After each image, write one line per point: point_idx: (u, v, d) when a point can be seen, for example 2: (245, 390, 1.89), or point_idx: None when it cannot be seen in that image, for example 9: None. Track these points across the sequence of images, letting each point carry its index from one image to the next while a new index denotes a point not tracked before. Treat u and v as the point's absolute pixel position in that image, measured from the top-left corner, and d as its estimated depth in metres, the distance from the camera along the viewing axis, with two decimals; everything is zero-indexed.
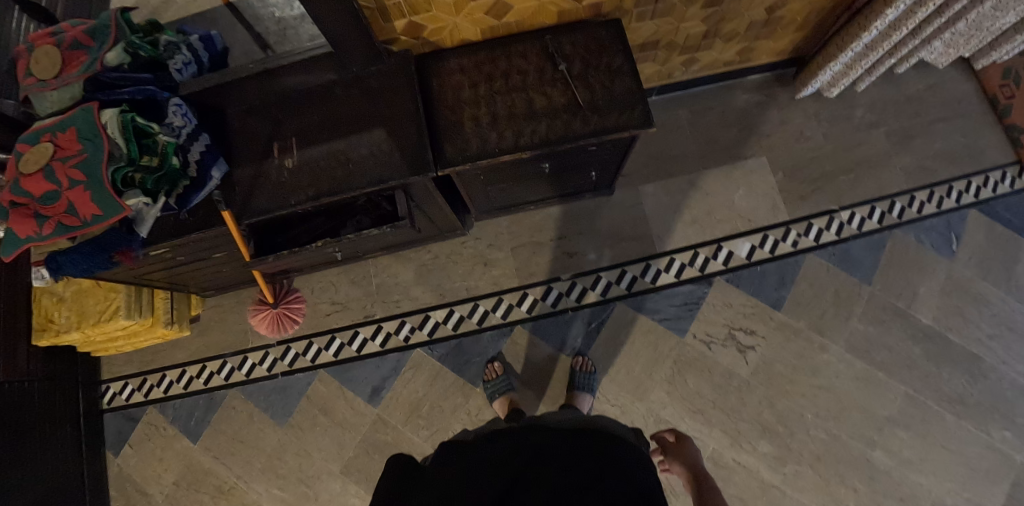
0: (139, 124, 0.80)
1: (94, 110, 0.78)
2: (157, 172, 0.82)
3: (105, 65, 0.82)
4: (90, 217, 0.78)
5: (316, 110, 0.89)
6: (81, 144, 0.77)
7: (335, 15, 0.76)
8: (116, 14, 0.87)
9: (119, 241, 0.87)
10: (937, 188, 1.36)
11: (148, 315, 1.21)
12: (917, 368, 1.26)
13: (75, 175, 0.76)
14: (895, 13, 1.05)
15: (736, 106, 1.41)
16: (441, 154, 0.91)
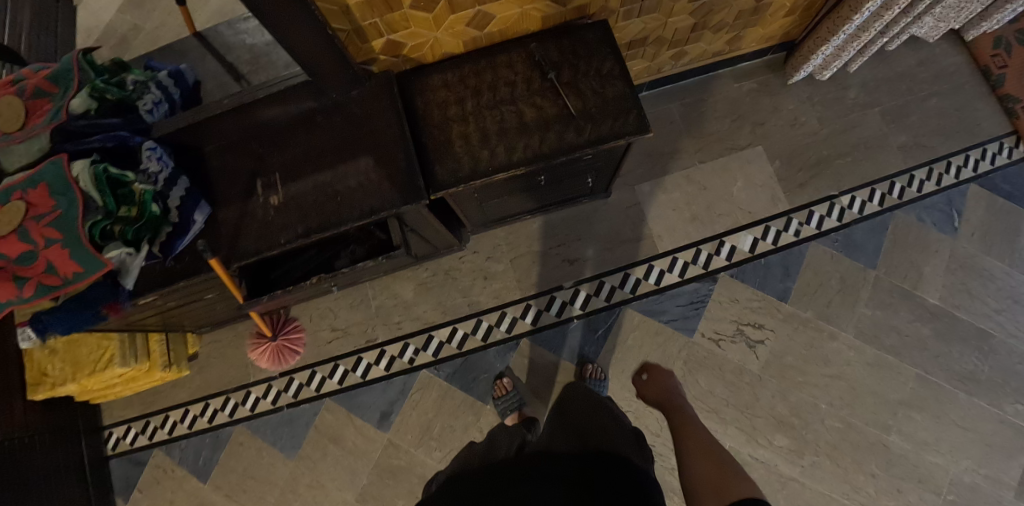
0: (114, 174, 0.76)
1: (63, 163, 0.73)
2: (136, 222, 0.78)
3: (71, 113, 0.77)
4: (72, 275, 0.74)
5: (299, 142, 0.85)
6: (55, 200, 0.73)
7: (310, 41, 0.72)
8: (79, 55, 0.83)
9: (105, 294, 0.83)
10: (935, 165, 1.35)
11: (145, 360, 1.18)
12: (926, 348, 1.26)
13: (51, 233, 0.72)
14: None
15: (728, 95, 1.38)
16: (432, 178, 0.88)
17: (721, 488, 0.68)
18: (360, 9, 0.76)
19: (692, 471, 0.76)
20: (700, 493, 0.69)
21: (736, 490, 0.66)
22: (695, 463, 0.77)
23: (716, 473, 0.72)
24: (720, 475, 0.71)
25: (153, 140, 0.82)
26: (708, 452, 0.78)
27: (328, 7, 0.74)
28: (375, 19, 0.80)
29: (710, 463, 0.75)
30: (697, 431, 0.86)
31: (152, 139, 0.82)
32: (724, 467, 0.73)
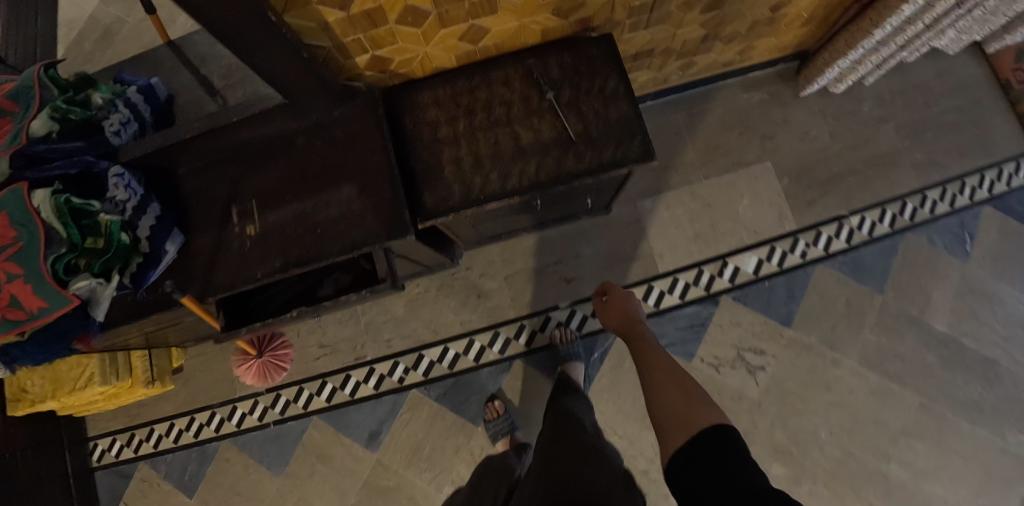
0: (76, 204, 0.71)
1: (23, 193, 0.69)
2: (105, 254, 0.74)
3: (31, 136, 0.73)
4: (37, 309, 0.71)
5: (276, 167, 0.79)
6: (16, 231, 0.69)
7: (285, 66, 0.65)
8: (42, 70, 0.79)
9: (76, 327, 0.79)
10: (949, 185, 1.30)
11: (127, 376, 1.14)
12: (931, 376, 1.22)
13: (12, 267, 0.70)
14: (912, 9, 0.97)
15: (736, 106, 1.32)
16: (420, 206, 0.83)
17: (684, 421, 0.57)
18: (340, 26, 0.68)
19: (658, 405, 0.64)
20: (667, 433, 0.58)
21: (701, 419, 0.56)
22: (660, 397, 0.65)
23: (679, 406, 0.61)
24: (685, 407, 0.60)
25: (120, 164, 0.76)
26: (672, 381, 0.66)
27: (305, 25, 0.65)
28: (358, 35, 0.71)
29: (673, 393, 0.64)
30: (660, 356, 0.74)
31: (119, 163, 0.76)
32: (691, 397, 0.61)
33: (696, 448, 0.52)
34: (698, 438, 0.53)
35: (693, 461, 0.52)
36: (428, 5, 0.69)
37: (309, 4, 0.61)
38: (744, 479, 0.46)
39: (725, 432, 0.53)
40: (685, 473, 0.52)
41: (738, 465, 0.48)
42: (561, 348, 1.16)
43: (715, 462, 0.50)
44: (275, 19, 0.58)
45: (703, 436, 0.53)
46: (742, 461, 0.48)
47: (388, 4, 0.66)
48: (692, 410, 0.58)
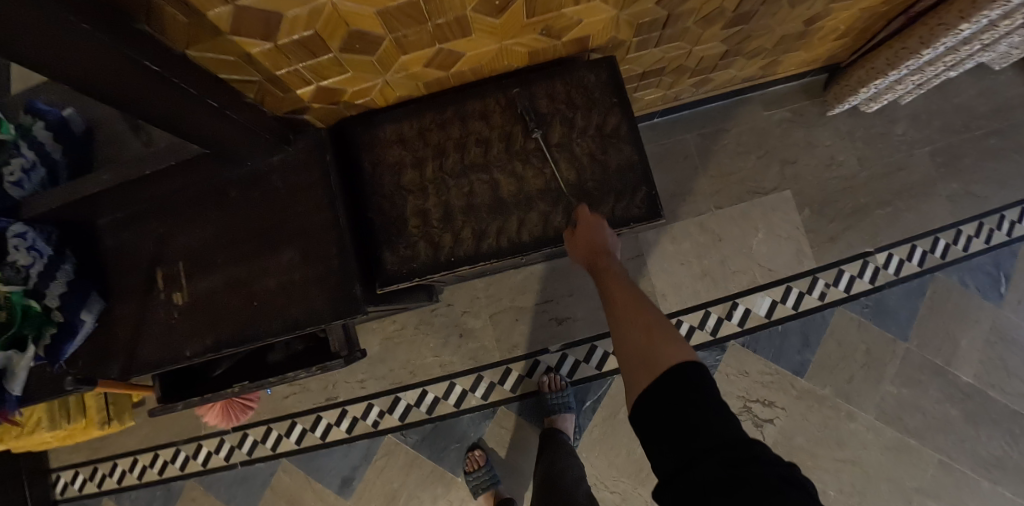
0: None
1: None
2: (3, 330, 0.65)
3: None
4: None
5: (208, 223, 0.66)
6: None
7: (194, 119, 0.51)
8: None
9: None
10: (986, 219, 1.16)
11: (79, 417, 1.03)
12: (953, 432, 1.10)
13: None
14: (971, 29, 0.82)
15: (753, 126, 1.19)
16: (381, 269, 0.71)
17: (648, 359, 0.54)
18: (269, 57, 0.54)
19: (622, 334, 0.60)
20: (630, 369, 0.56)
21: (665, 356, 0.53)
22: (623, 327, 0.60)
23: (644, 342, 0.56)
24: (649, 343, 0.56)
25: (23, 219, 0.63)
26: (636, 310, 0.61)
27: (218, 58, 0.52)
28: (296, 66, 0.58)
29: (637, 325, 0.59)
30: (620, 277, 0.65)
31: (23, 219, 0.63)
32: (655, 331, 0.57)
33: (662, 389, 0.50)
34: (661, 379, 0.51)
35: (658, 403, 0.50)
36: (377, 30, 0.55)
37: (219, 33, 0.48)
38: (715, 431, 0.46)
39: (691, 370, 0.50)
40: (654, 420, 0.49)
41: (709, 413, 0.47)
42: (549, 396, 1.06)
43: (684, 406, 0.48)
44: (160, 69, 0.44)
45: (669, 378, 0.50)
46: (710, 403, 0.47)
47: (325, 31, 0.52)
48: (658, 346, 0.55)
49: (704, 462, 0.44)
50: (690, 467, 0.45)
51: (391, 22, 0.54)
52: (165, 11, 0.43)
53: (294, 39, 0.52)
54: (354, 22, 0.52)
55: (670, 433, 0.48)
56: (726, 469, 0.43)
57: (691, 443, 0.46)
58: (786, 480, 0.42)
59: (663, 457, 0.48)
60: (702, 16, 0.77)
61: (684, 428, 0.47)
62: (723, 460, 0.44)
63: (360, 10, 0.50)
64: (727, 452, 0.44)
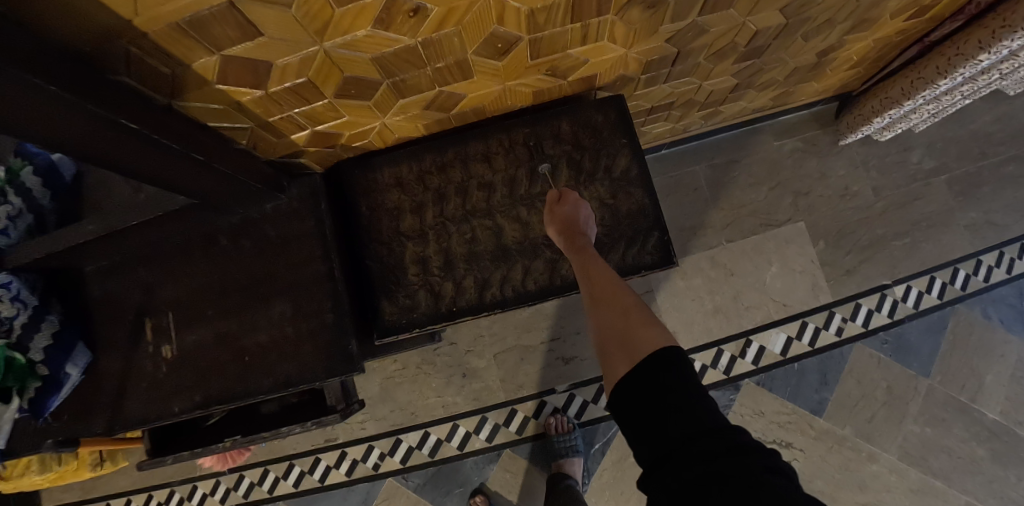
0: None
1: None
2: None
3: None
4: None
5: (198, 273, 0.62)
6: None
7: (177, 172, 0.48)
8: None
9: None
10: (1007, 248, 1.12)
11: (71, 459, 0.99)
12: (981, 473, 1.04)
13: None
14: (989, 61, 0.80)
15: (764, 156, 1.16)
16: (379, 319, 0.67)
17: (625, 342, 0.47)
18: (260, 104, 0.52)
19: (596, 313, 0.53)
20: (606, 355, 0.49)
21: (643, 340, 0.46)
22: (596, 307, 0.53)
23: (621, 322, 0.49)
24: (626, 324, 0.49)
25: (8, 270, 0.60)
26: (609, 288, 0.53)
27: (208, 108, 0.49)
28: (288, 112, 0.55)
29: (610, 304, 0.52)
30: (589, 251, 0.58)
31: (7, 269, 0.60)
32: (633, 312, 0.50)
33: (635, 378, 0.44)
34: (637, 368, 0.44)
35: (629, 393, 0.44)
36: (374, 74, 0.53)
37: (206, 83, 0.45)
38: (688, 422, 0.40)
39: (669, 356, 0.44)
40: (629, 412, 0.44)
41: (685, 402, 0.41)
42: (556, 439, 1.03)
43: (656, 395, 0.42)
44: (138, 126, 0.41)
45: (645, 366, 0.44)
46: (683, 390, 0.42)
47: (318, 77, 0.50)
48: (634, 328, 0.48)
49: (680, 457, 0.39)
50: (668, 466, 0.40)
51: (388, 67, 0.52)
52: (150, 66, 0.41)
53: (285, 86, 0.50)
54: (349, 68, 0.50)
55: (644, 427, 0.42)
56: (703, 464, 0.37)
57: (664, 434, 0.40)
58: (775, 471, 0.36)
59: (640, 449, 0.42)
60: (714, 51, 0.74)
61: (658, 419, 0.41)
62: (699, 454, 0.38)
63: (353, 56, 0.48)
64: (705, 444, 0.39)
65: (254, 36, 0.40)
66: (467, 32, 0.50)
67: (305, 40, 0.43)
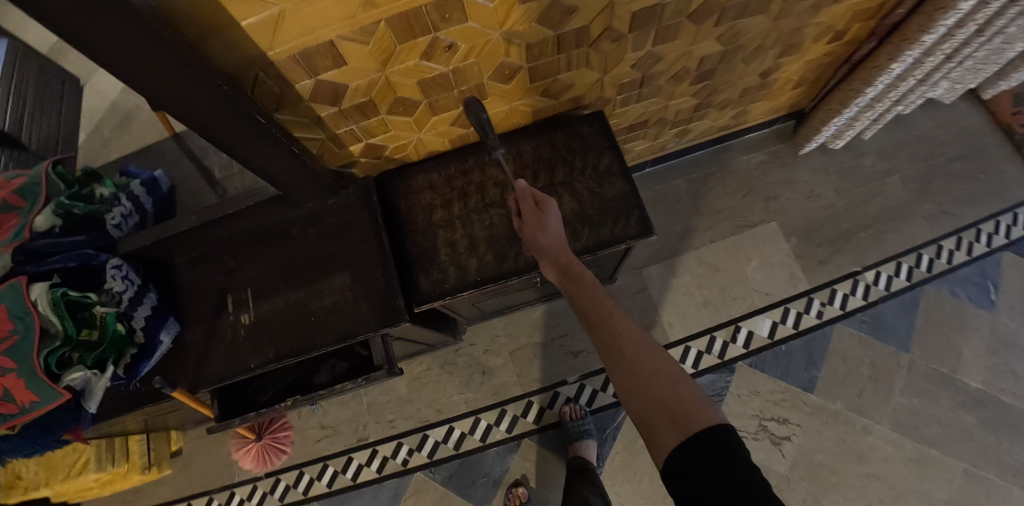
0: (74, 297, 0.68)
1: (22, 287, 0.66)
2: (99, 347, 0.70)
3: (32, 231, 0.71)
4: (28, 402, 0.68)
5: (273, 255, 0.77)
6: (13, 324, 0.66)
7: (276, 158, 0.66)
8: (48, 167, 0.76)
9: (66, 421, 0.74)
10: (964, 233, 1.26)
11: (123, 462, 1.07)
12: (973, 440, 1.11)
13: (3, 361, 0.66)
14: (901, 67, 0.99)
15: (736, 169, 1.34)
16: (416, 291, 0.82)
17: (678, 415, 0.52)
18: (333, 119, 0.72)
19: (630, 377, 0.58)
20: (654, 427, 0.53)
21: (694, 414, 0.51)
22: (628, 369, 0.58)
23: (669, 396, 0.54)
24: (676, 399, 0.54)
25: (120, 256, 0.74)
26: (644, 358, 0.58)
27: (299, 120, 0.69)
28: (351, 126, 0.75)
29: (650, 376, 0.57)
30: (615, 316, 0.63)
31: (119, 255, 0.73)
32: (677, 385, 0.55)
33: (691, 449, 0.49)
34: (694, 442, 0.49)
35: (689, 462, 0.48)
36: (416, 95, 0.73)
37: (301, 100, 0.65)
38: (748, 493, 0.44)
39: (725, 434, 0.49)
40: (689, 479, 0.48)
41: (745, 477, 0.45)
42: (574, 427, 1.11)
43: (714, 464, 0.47)
44: (265, 120, 0.59)
45: (700, 441, 0.49)
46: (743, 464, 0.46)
47: (377, 98, 0.71)
48: (683, 402, 0.53)
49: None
50: None
51: (426, 88, 0.72)
52: (268, 88, 0.61)
53: (354, 104, 0.70)
54: (398, 90, 0.71)
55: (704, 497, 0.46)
56: None
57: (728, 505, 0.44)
58: None
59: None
60: (673, 74, 0.94)
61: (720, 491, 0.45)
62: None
63: (403, 80, 0.68)
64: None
65: (340, 65, 0.61)
66: (484, 61, 0.71)
67: (373, 68, 0.64)
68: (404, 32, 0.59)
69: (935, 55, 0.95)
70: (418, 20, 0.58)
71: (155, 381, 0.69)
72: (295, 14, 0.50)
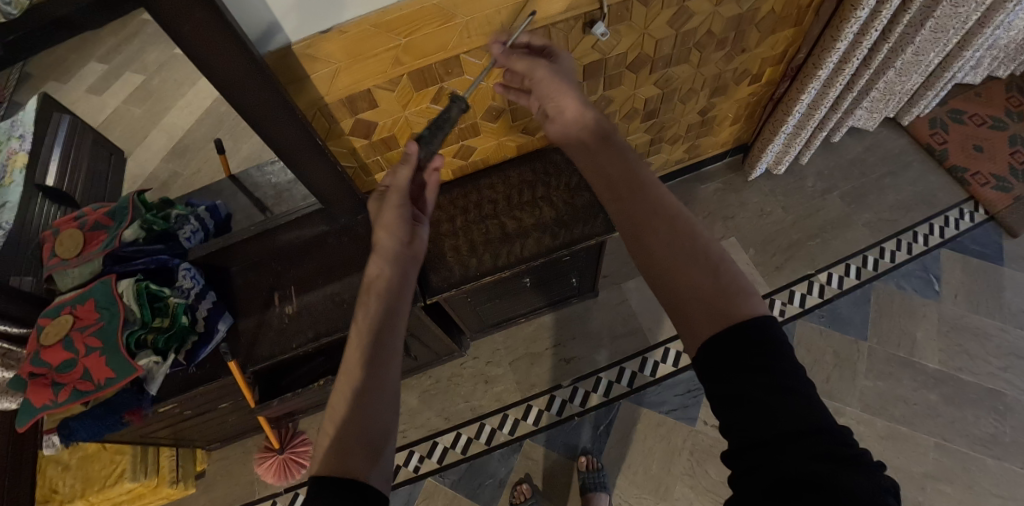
0: (153, 289, 0.85)
1: (112, 282, 0.83)
2: (168, 330, 0.86)
3: (122, 241, 0.89)
4: (104, 380, 0.80)
5: (311, 261, 0.99)
6: (99, 313, 0.81)
7: (322, 176, 0.89)
8: (134, 195, 0.95)
9: (129, 400, 0.88)
10: (902, 236, 1.44)
11: (154, 475, 1.16)
12: (940, 416, 1.20)
13: (92, 342, 0.80)
14: (810, 96, 1.23)
15: (697, 196, 1.56)
16: (428, 284, 0.99)
17: (720, 305, 0.46)
18: (365, 150, 0.97)
19: (656, 252, 0.52)
20: (685, 311, 0.48)
21: (738, 309, 0.46)
22: (655, 241, 0.52)
23: (711, 283, 0.48)
24: (717, 288, 0.47)
25: (189, 262, 0.92)
26: (676, 233, 0.52)
27: (340, 150, 0.93)
28: (378, 157, 1.00)
29: (688, 255, 0.50)
30: (646, 180, 0.57)
31: (188, 261, 0.92)
32: (720, 270, 0.49)
33: (733, 348, 0.44)
34: (738, 341, 0.44)
35: (727, 366, 0.44)
36: (427, 130, 0.98)
37: (344, 134, 0.90)
38: (797, 415, 0.40)
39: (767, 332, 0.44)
40: (721, 382, 0.44)
41: (793, 390, 0.42)
42: (586, 475, 1.16)
43: (754, 369, 0.43)
44: (321, 144, 0.83)
45: (751, 351, 0.44)
46: (792, 380, 0.42)
47: (398, 133, 0.96)
48: (728, 293, 0.47)
49: (780, 451, 0.39)
50: (772, 451, 0.40)
51: None
52: (322, 125, 0.85)
53: (381, 138, 0.95)
54: (414, 127, 0.96)
55: (739, 406, 0.42)
56: (818, 461, 0.38)
57: (766, 426, 0.41)
58: (881, 488, 0.37)
59: (732, 428, 0.43)
60: (625, 113, 1.19)
61: (761, 402, 0.41)
62: (805, 453, 0.38)
63: (419, 119, 0.94)
64: (811, 444, 0.39)
65: (374, 107, 0.86)
66: (476, 105, 0.96)
67: (398, 109, 0.89)
68: (421, 82, 0.85)
69: (834, 86, 1.19)
70: (431, 74, 0.84)
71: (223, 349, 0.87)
72: (345, 70, 0.76)
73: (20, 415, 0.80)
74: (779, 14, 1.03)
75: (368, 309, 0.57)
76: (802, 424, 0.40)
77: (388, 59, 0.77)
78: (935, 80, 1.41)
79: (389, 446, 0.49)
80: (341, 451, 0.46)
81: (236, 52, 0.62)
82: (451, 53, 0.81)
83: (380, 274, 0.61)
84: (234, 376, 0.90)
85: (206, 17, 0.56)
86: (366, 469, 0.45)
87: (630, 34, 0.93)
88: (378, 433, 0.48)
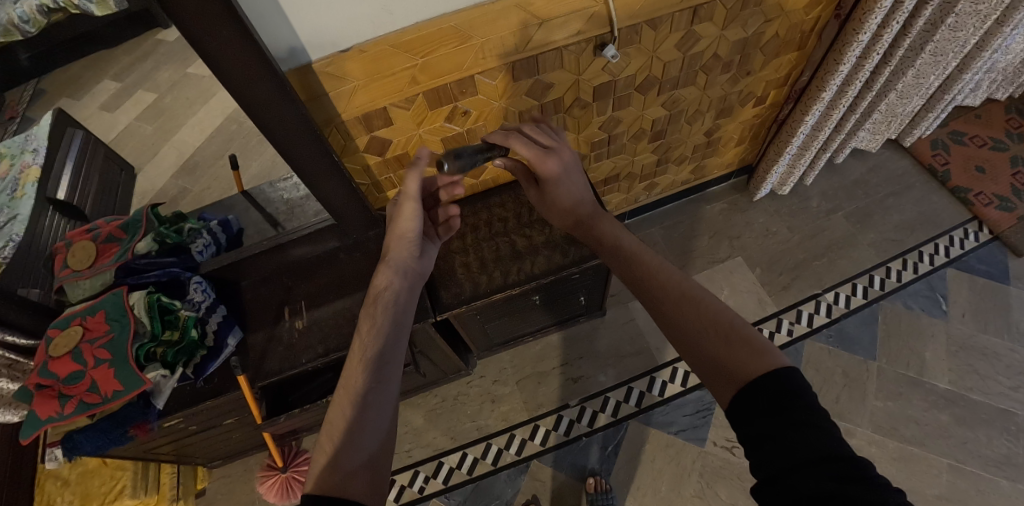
0: (165, 302, 0.84)
1: (124, 293, 0.83)
2: (178, 344, 0.85)
3: (135, 254, 0.89)
4: (111, 393, 0.80)
5: (322, 277, 1.00)
6: (109, 325, 0.81)
7: (336, 192, 0.90)
8: (149, 208, 0.95)
9: (134, 414, 0.87)
10: (908, 255, 1.44)
11: (153, 492, 1.14)
12: (952, 436, 1.19)
13: (101, 353, 0.80)
14: (815, 117, 1.24)
15: (703, 216, 1.57)
16: (438, 300, 0.99)
17: (731, 365, 0.48)
18: (379, 168, 0.98)
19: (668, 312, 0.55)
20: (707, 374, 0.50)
21: (751, 365, 0.47)
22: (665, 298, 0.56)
23: (721, 344, 0.50)
24: (729, 347, 0.49)
25: (201, 275, 0.93)
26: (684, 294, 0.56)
27: (355, 167, 0.95)
28: (391, 175, 1.02)
29: (693, 321, 0.53)
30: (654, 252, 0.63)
31: (200, 274, 0.93)
32: (733, 327, 0.51)
33: (751, 397, 0.45)
34: (755, 389, 0.45)
35: (752, 409, 0.45)
36: (440, 148, 1.00)
37: (358, 151, 0.91)
38: (818, 443, 0.41)
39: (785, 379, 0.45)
40: (744, 427, 0.45)
41: (813, 425, 0.42)
42: (595, 497, 1.14)
43: (774, 412, 0.44)
44: (337, 162, 0.85)
45: (767, 393, 0.45)
46: (816, 417, 0.43)
47: (411, 151, 0.97)
48: (741, 353, 0.48)
49: (800, 478, 0.40)
50: (792, 479, 0.41)
51: (448, 145, 0.99)
52: (338, 143, 0.86)
53: (394, 156, 0.96)
54: (426, 145, 0.97)
55: (762, 444, 0.43)
56: (837, 485, 0.39)
57: (788, 457, 0.41)
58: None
59: (756, 462, 0.44)
60: (633, 134, 1.20)
61: (779, 439, 0.42)
62: (825, 477, 0.39)
63: (431, 138, 0.95)
64: (830, 469, 0.40)
65: (389, 125, 0.88)
66: (489, 124, 0.98)
67: (411, 127, 0.91)
68: (436, 101, 0.86)
69: (837, 107, 1.21)
70: (446, 93, 0.86)
71: (233, 362, 0.87)
72: (362, 88, 0.77)
73: (24, 428, 0.78)
74: (783, 38, 1.06)
75: (377, 319, 0.60)
76: (821, 451, 0.41)
77: (405, 78, 0.79)
78: (936, 102, 1.43)
79: (382, 469, 0.50)
80: (335, 470, 0.46)
81: (260, 69, 0.64)
82: (467, 73, 0.82)
83: (388, 286, 0.65)
84: (244, 392, 0.90)
85: (232, 35, 0.58)
86: (356, 491, 0.45)
87: (639, 56, 0.95)
88: (373, 454, 0.49)
